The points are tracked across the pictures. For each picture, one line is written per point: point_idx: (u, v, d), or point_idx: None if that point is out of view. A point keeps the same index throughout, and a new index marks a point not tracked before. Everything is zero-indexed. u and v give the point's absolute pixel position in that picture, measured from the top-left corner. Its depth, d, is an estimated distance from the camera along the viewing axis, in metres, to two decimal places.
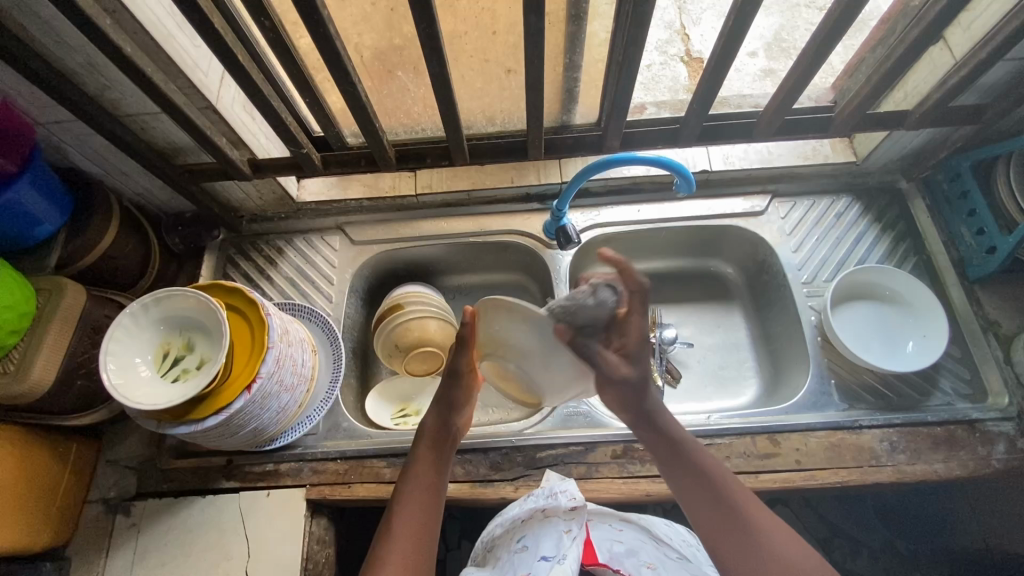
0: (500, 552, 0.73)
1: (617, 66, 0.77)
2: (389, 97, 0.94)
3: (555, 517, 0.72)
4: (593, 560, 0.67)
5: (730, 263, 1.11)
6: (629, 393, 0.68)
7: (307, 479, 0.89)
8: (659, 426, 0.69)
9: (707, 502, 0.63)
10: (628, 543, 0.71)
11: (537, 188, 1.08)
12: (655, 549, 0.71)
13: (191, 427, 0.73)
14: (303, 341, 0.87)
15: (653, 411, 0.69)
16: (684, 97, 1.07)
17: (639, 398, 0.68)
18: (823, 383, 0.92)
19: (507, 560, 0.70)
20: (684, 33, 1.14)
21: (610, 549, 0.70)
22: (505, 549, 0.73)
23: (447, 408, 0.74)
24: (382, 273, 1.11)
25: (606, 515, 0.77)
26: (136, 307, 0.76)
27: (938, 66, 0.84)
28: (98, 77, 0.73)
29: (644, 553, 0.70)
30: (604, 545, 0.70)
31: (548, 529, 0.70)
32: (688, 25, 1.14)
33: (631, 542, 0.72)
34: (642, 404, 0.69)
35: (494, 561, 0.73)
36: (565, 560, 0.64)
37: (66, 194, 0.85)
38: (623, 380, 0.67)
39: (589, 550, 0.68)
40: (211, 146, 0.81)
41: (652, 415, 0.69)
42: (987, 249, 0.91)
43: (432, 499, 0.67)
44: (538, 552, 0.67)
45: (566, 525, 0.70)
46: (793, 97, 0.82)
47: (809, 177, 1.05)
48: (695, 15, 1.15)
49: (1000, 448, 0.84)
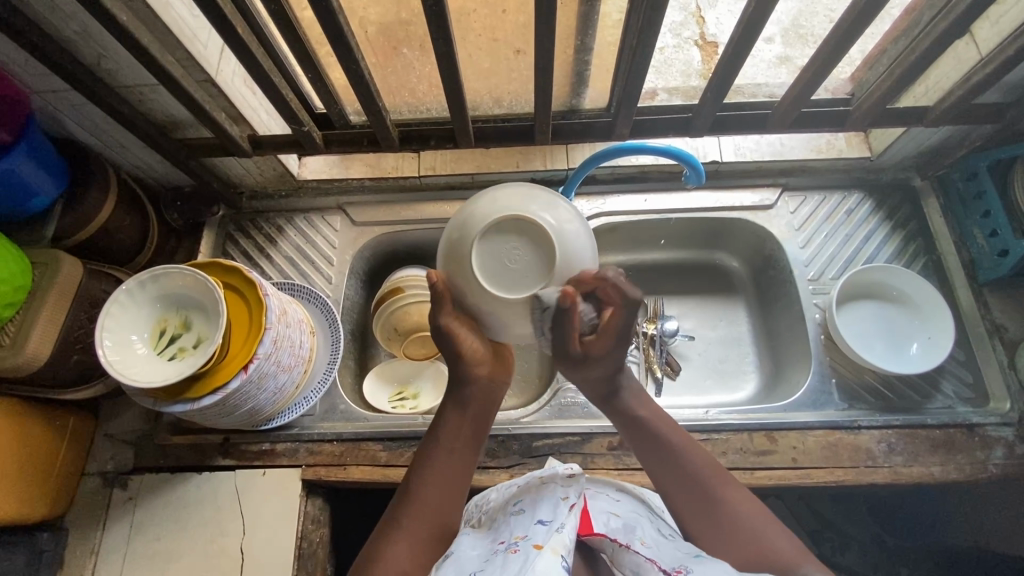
0: (495, 515, 0.69)
1: (630, 50, 0.74)
2: (394, 73, 0.92)
3: (552, 482, 0.66)
4: (587, 530, 0.62)
5: (736, 257, 1.10)
6: (608, 369, 0.65)
7: (303, 459, 0.89)
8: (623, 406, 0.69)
9: (680, 486, 0.64)
10: (625, 516, 0.65)
11: (542, 173, 1.05)
12: (649, 523, 0.65)
13: (187, 406, 0.73)
14: (302, 322, 0.87)
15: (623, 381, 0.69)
16: (698, 83, 1.04)
17: (618, 360, 0.65)
18: (824, 382, 0.91)
19: (504, 522, 0.64)
20: (700, 16, 1.10)
21: (607, 520, 0.64)
22: (501, 513, 0.68)
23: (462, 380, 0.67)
24: (383, 255, 1.10)
25: (603, 486, 0.72)
26: (132, 284, 0.76)
27: (963, 61, 0.81)
28: (94, 46, 0.71)
29: (641, 531, 0.63)
30: (602, 518, 0.64)
31: (545, 495, 0.64)
32: (705, 8, 1.10)
33: (628, 516, 0.65)
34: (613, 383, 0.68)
35: (489, 523, 0.69)
36: (565, 529, 0.56)
37: (62, 164, 0.83)
38: (594, 349, 0.63)
39: (585, 520, 0.63)
40: (209, 121, 0.79)
41: (619, 390, 0.68)
42: (999, 252, 0.89)
43: (453, 477, 0.64)
44: (535, 517, 0.60)
45: (564, 492, 0.63)
46: (809, 90, 0.80)
47: (822, 170, 1.03)
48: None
49: (998, 453, 0.84)
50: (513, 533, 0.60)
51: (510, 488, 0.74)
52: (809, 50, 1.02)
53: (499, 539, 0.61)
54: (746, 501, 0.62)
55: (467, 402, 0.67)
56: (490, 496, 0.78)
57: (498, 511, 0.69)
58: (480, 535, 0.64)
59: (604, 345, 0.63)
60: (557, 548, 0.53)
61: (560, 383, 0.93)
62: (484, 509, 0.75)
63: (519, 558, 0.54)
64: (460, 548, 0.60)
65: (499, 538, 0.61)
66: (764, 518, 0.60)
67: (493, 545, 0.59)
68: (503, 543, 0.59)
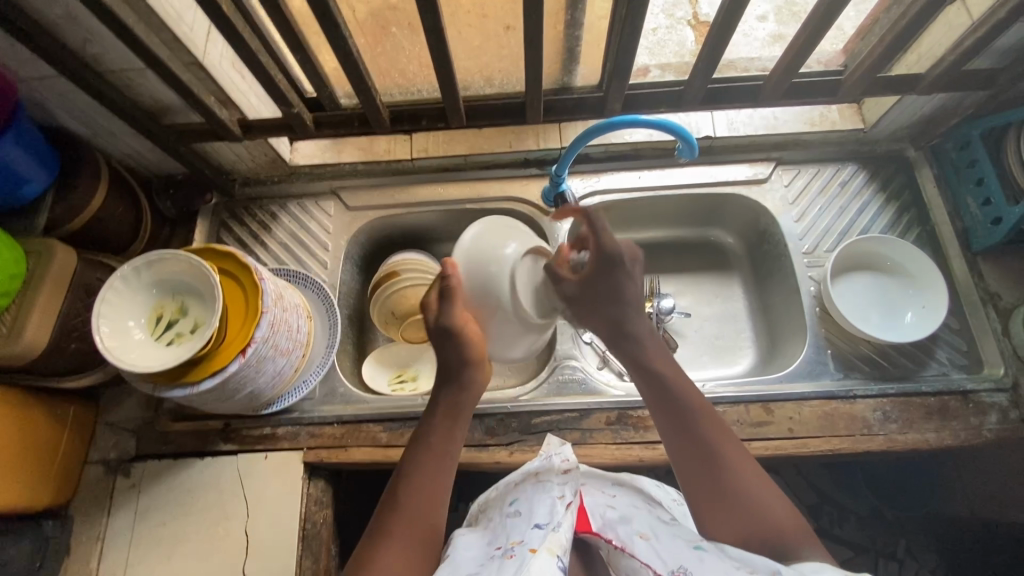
0: (494, 511, 0.71)
1: (620, 23, 0.74)
2: (384, 55, 0.91)
3: (548, 480, 0.67)
4: (585, 528, 0.63)
5: (731, 233, 1.10)
6: (609, 304, 0.71)
7: (304, 442, 0.90)
8: (635, 355, 0.71)
9: (687, 437, 0.65)
10: (621, 509, 0.65)
11: (536, 153, 1.05)
12: (649, 513, 0.65)
13: (186, 390, 0.74)
14: (299, 307, 0.87)
15: (632, 333, 0.72)
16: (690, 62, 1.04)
17: (617, 312, 0.72)
18: (820, 353, 0.92)
19: (500, 523, 0.66)
20: None
21: (604, 515, 0.64)
22: (498, 511, 0.69)
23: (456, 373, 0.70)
24: (378, 239, 1.10)
25: (601, 480, 0.72)
26: (127, 270, 0.75)
27: (954, 27, 0.80)
28: (78, 30, 0.70)
29: (638, 521, 0.63)
30: (597, 511, 0.65)
31: (541, 495, 0.65)
32: None
33: (625, 508, 0.65)
34: (619, 322, 0.72)
35: (487, 522, 0.70)
36: (561, 529, 0.57)
37: (51, 152, 0.83)
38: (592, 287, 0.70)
39: (582, 518, 0.64)
40: (198, 105, 0.78)
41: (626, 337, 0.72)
42: (992, 220, 0.89)
43: (440, 482, 0.66)
44: (531, 520, 0.62)
45: (560, 492, 0.64)
46: (799, 60, 0.80)
47: (815, 144, 1.02)
48: None
49: (992, 418, 0.85)
50: (510, 538, 0.61)
51: (507, 484, 0.74)
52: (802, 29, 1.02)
53: (496, 543, 0.62)
54: (752, 468, 0.63)
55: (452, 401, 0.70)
56: (488, 492, 0.78)
57: (493, 510, 0.71)
58: (479, 537, 0.66)
59: (595, 273, 0.71)
60: (553, 548, 0.54)
61: (558, 361, 0.94)
62: (481, 507, 0.76)
63: (515, 563, 0.55)
64: (458, 551, 0.62)
65: (498, 541, 0.63)
66: (769, 491, 0.62)
67: (489, 550, 0.61)
68: (500, 547, 0.60)
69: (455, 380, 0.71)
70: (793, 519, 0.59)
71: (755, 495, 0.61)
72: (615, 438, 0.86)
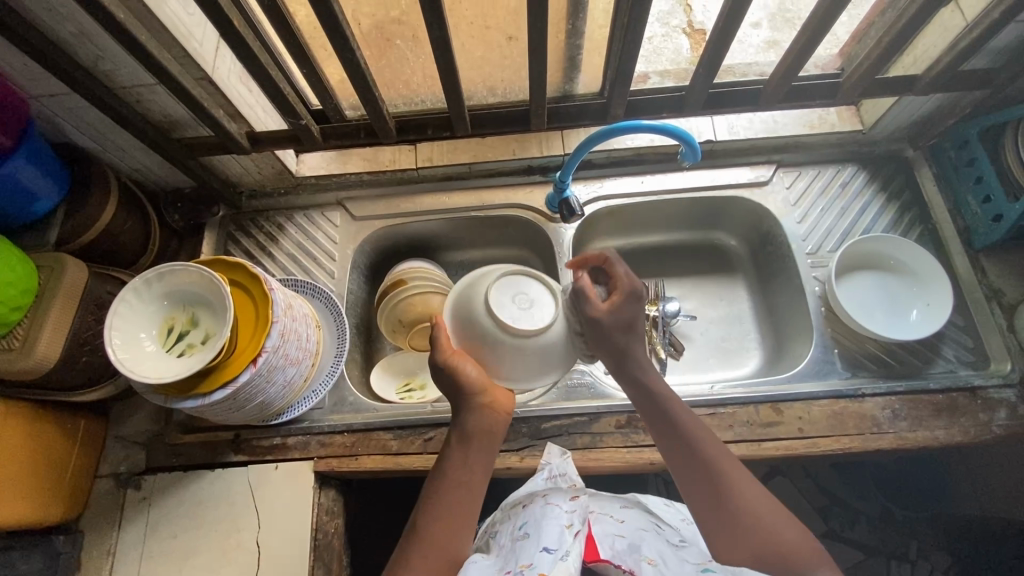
0: (501, 538, 0.70)
1: (622, 30, 0.75)
2: (389, 66, 0.93)
3: (557, 505, 0.68)
4: (594, 556, 0.63)
5: (734, 235, 1.11)
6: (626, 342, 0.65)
7: (314, 452, 0.90)
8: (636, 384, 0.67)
9: (692, 470, 0.63)
10: (631, 537, 0.65)
11: (538, 160, 1.06)
12: (658, 538, 0.66)
13: (198, 401, 0.74)
14: (307, 316, 0.88)
15: (636, 360, 0.67)
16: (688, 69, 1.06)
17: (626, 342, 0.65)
18: (827, 353, 0.92)
19: (507, 549, 0.66)
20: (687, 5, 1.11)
21: (613, 545, 0.65)
22: (506, 537, 0.69)
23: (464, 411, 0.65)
24: (384, 249, 1.10)
25: (607, 504, 0.72)
26: (139, 282, 0.76)
27: (949, 29, 0.81)
28: (90, 47, 0.71)
29: (647, 547, 0.63)
30: (607, 541, 0.65)
31: (549, 519, 0.65)
32: None
33: (634, 535, 0.65)
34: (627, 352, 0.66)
35: (494, 549, 0.69)
36: (569, 557, 0.59)
37: (62, 168, 0.84)
38: (612, 322, 0.64)
39: (590, 545, 0.64)
40: (208, 118, 0.79)
41: (631, 367, 0.67)
42: (994, 216, 0.90)
43: (460, 509, 0.63)
44: (539, 543, 0.62)
45: (568, 518, 0.65)
46: (798, 64, 0.81)
47: (815, 146, 1.04)
48: None
49: (1001, 414, 0.85)
50: (518, 562, 0.61)
51: (514, 506, 0.75)
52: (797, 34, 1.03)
53: (503, 568, 0.62)
54: (759, 495, 0.62)
55: (469, 428, 0.65)
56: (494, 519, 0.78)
57: (498, 538, 0.71)
58: (486, 562, 0.65)
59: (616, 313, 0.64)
60: None
61: None
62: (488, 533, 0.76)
63: None
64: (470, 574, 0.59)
65: (505, 567, 0.62)
66: (777, 517, 0.60)
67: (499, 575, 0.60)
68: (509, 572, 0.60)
69: (466, 409, 0.65)
70: (807, 546, 0.59)
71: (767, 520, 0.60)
72: (625, 442, 0.86)
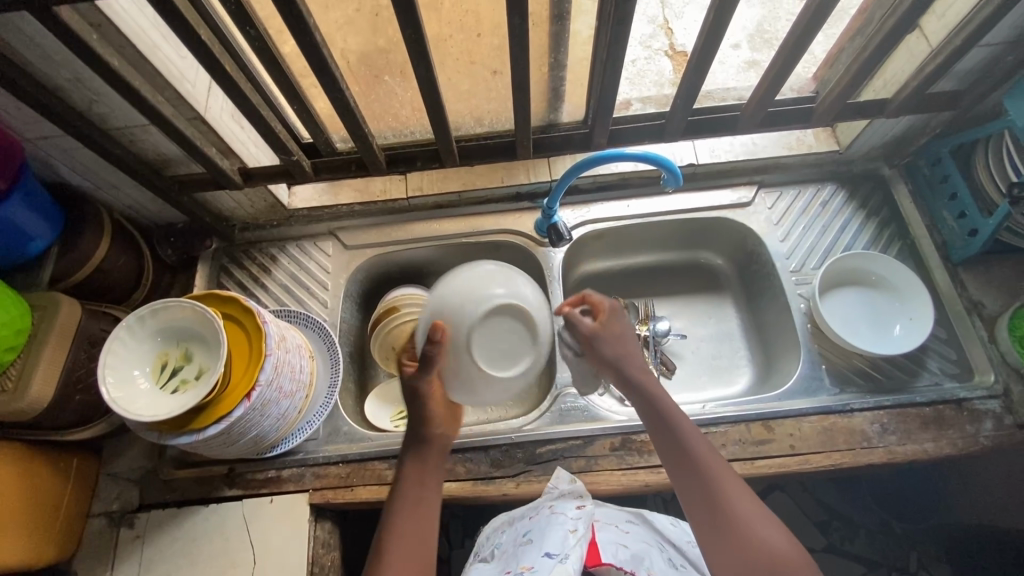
0: (507, 543, 0.79)
1: (602, 63, 0.78)
2: (378, 101, 0.96)
3: (562, 513, 0.75)
4: (596, 561, 0.69)
5: (720, 254, 1.13)
6: (621, 352, 0.76)
7: (309, 483, 0.90)
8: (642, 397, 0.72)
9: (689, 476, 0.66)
10: (633, 548, 0.72)
11: (527, 187, 1.09)
12: (658, 554, 0.73)
13: (192, 437, 0.74)
14: (301, 347, 0.88)
15: (637, 370, 0.75)
16: (669, 90, 1.10)
17: (626, 356, 0.76)
18: (815, 369, 0.93)
19: (512, 552, 0.76)
20: (668, 27, 1.17)
21: (614, 552, 0.70)
22: (513, 540, 0.78)
23: (418, 428, 0.77)
24: (377, 277, 1.12)
25: (614, 515, 0.78)
26: (132, 320, 0.77)
27: (915, 54, 0.85)
28: (84, 91, 0.73)
29: (646, 559, 0.71)
30: (609, 548, 0.71)
31: (554, 527, 0.73)
32: (672, 19, 1.18)
33: (636, 546, 0.73)
34: (631, 364, 0.75)
35: (500, 551, 0.79)
36: (568, 561, 0.67)
37: (55, 207, 0.85)
38: (608, 336, 0.77)
39: (592, 550, 0.70)
40: (201, 156, 0.81)
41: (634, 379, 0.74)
42: (969, 231, 0.93)
43: (424, 530, 0.70)
44: (543, 548, 0.71)
45: (573, 524, 0.72)
46: (773, 90, 0.84)
47: (795, 166, 1.07)
48: (678, 9, 1.18)
49: (987, 425, 0.86)
50: (523, 562, 0.71)
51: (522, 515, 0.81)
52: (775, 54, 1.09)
53: (507, 568, 0.73)
54: (755, 508, 0.63)
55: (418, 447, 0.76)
56: (501, 536, 0.82)
57: (508, 537, 0.80)
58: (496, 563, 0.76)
59: (606, 328, 0.78)
60: None
61: (559, 390, 0.95)
62: (488, 538, 0.85)
63: None
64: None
65: (510, 567, 0.72)
66: (772, 530, 0.61)
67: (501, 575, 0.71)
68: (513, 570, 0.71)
69: (421, 427, 0.76)
70: (799, 557, 0.60)
71: (762, 533, 0.61)
72: (620, 464, 0.87)
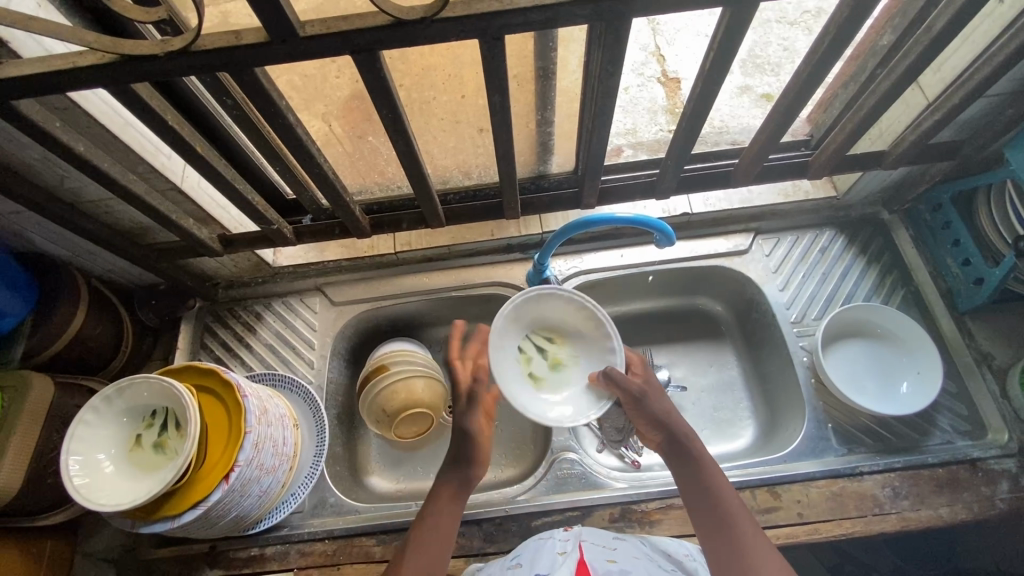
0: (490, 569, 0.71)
1: (588, 131, 0.74)
2: (362, 159, 0.94)
3: (550, 539, 0.70)
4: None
5: (718, 300, 1.10)
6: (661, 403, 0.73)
7: (294, 562, 0.86)
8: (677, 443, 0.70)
9: (710, 521, 0.64)
10: (623, 563, 0.64)
11: (518, 239, 1.06)
12: (651, 566, 0.66)
13: (167, 524, 0.70)
14: (284, 417, 0.85)
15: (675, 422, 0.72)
16: (664, 119, 1.09)
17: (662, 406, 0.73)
18: (820, 429, 0.89)
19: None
20: (660, 54, 1.16)
21: (606, 566, 0.63)
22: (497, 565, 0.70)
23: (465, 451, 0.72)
24: (366, 332, 1.08)
25: (602, 537, 0.71)
26: (98, 400, 0.73)
27: (912, 107, 0.83)
28: (55, 170, 0.70)
29: (637, 572, 0.63)
30: (598, 563, 0.63)
31: (544, 549, 0.67)
32: (664, 46, 1.16)
33: (626, 562, 0.64)
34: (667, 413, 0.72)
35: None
36: None
37: (30, 282, 0.82)
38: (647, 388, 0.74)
39: (582, 566, 0.62)
40: (178, 229, 0.78)
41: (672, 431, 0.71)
42: (975, 279, 0.90)
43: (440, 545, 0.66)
44: (533, 570, 0.63)
45: (561, 546, 0.67)
46: (767, 148, 0.81)
47: (792, 213, 1.04)
48: (670, 36, 1.17)
49: (1004, 487, 0.82)
50: None
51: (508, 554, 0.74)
52: (768, 80, 1.10)
53: None
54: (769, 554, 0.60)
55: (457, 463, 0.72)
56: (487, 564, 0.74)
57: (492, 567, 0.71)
58: None
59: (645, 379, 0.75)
60: None
61: (555, 455, 0.91)
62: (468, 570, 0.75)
63: None
64: None
65: None
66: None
67: None
68: None
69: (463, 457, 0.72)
70: None
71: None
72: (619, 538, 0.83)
